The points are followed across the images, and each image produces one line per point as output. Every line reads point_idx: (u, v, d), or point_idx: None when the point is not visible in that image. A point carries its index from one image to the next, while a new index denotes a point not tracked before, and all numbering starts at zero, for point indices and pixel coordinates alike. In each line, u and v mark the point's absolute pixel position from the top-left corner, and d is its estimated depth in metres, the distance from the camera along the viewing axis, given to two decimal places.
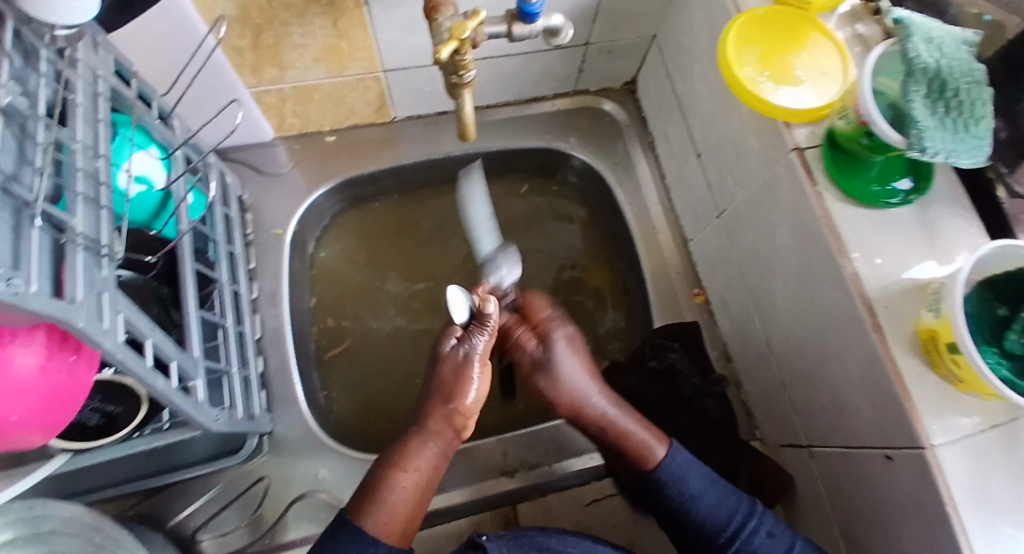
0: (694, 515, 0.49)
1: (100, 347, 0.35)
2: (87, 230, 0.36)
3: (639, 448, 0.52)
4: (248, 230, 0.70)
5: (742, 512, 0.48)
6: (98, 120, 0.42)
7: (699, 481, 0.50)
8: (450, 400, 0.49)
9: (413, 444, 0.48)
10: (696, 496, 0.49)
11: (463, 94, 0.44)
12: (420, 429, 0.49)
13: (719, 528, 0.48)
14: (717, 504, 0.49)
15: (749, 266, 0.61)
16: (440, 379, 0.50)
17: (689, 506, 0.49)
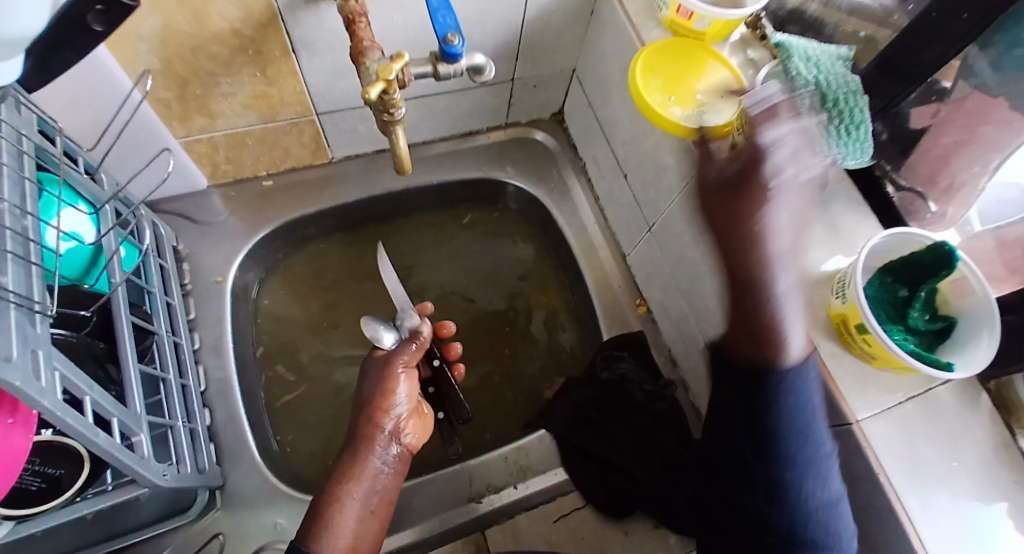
0: (787, 413, 0.41)
1: (39, 406, 0.35)
2: (18, 288, 0.37)
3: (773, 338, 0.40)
4: (185, 281, 0.69)
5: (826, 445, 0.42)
6: (25, 177, 0.41)
7: (809, 404, 0.42)
8: (377, 407, 0.50)
9: (354, 456, 0.48)
10: (800, 411, 0.41)
11: (395, 131, 0.46)
12: (356, 440, 0.49)
13: (795, 438, 0.41)
14: (812, 424, 0.42)
15: (682, 273, 0.65)
16: (368, 390, 0.51)
17: (788, 411, 0.41)
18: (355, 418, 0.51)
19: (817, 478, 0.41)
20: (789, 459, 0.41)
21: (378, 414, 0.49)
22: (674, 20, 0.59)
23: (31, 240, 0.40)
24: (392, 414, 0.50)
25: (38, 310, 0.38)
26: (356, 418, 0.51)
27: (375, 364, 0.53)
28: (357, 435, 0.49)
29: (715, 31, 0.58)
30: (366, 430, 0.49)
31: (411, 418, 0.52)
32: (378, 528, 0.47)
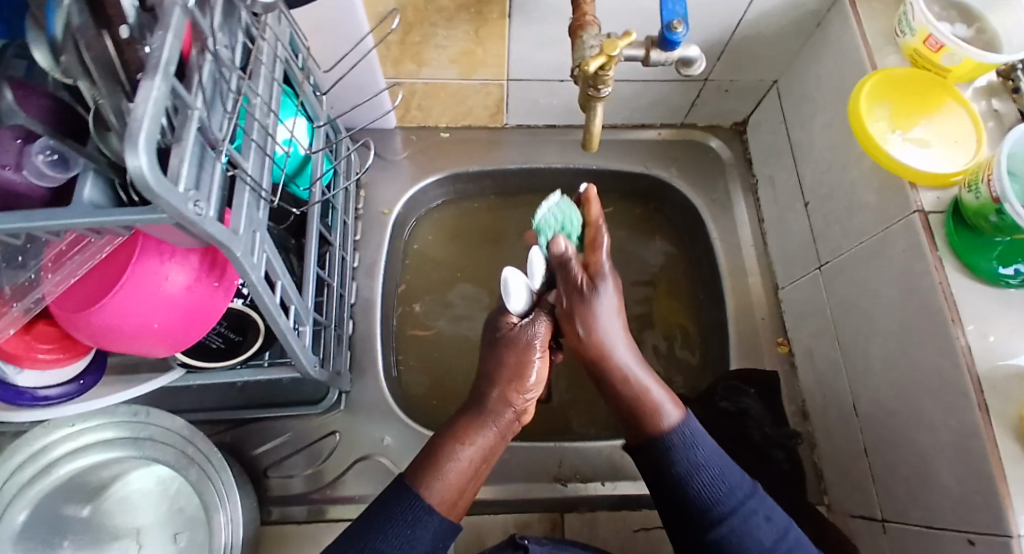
0: (696, 484, 0.47)
1: (248, 278, 0.41)
2: (253, 173, 0.43)
3: (650, 412, 0.50)
4: (359, 206, 0.76)
5: (744, 490, 0.48)
6: (274, 79, 0.48)
7: (708, 451, 0.49)
8: (510, 382, 0.50)
9: (477, 419, 0.49)
10: (701, 466, 0.48)
11: (596, 107, 0.47)
12: (481, 406, 0.50)
13: (716, 501, 0.47)
14: (721, 477, 0.48)
15: (846, 322, 0.59)
16: (502, 360, 0.51)
17: (693, 473, 0.48)
18: (485, 387, 0.51)
19: (759, 521, 0.46)
20: (715, 516, 0.46)
21: (513, 391, 0.50)
22: (917, 49, 0.52)
23: (269, 136, 0.46)
24: (520, 393, 0.51)
25: (265, 197, 0.44)
26: (482, 384, 0.51)
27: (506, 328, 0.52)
28: (483, 403, 0.50)
29: (965, 69, 0.51)
30: (495, 400, 0.50)
31: (536, 398, 0.52)
32: (474, 491, 0.49)
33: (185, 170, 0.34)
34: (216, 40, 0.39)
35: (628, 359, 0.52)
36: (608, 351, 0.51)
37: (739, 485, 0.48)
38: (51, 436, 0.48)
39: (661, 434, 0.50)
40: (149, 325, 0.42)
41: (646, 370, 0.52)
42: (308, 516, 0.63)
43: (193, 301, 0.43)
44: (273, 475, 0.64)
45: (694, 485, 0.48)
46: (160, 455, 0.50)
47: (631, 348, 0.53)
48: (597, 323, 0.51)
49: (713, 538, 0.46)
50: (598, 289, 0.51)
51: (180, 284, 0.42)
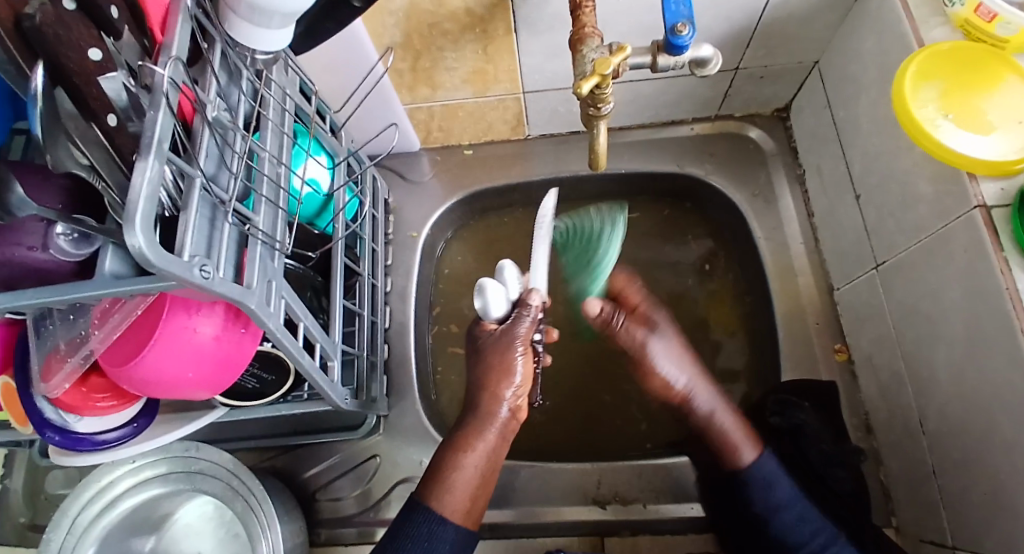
0: (774, 524, 0.53)
1: (266, 327, 0.43)
2: (266, 227, 0.45)
3: (729, 452, 0.55)
4: (389, 230, 0.77)
5: (823, 534, 0.52)
6: (283, 132, 0.49)
7: (786, 490, 0.53)
8: (502, 385, 0.53)
9: (475, 429, 0.52)
10: (781, 507, 0.53)
11: (598, 126, 0.45)
12: (477, 412, 0.53)
13: (803, 543, 0.52)
14: (800, 521, 0.52)
15: (908, 326, 0.53)
16: (490, 365, 0.53)
17: (769, 515, 0.53)
18: (477, 394, 0.54)
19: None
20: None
21: (502, 393, 0.53)
22: (968, 19, 0.46)
23: (280, 188, 0.47)
24: (510, 390, 0.53)
25: (278, 247, 0.46)
26: (476, 388, 0.54)
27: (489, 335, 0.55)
28: (477, 409, 0.53)
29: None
30: (488, 405, 0.53)
31: (523, 393, 0.54)
32: (485, 496, 0.52)
33: (191, 237, 0.36)
34: (214, 106, 0.41)
35: (705, 402, 0.58)
36: (682, 392, 0.59)
37: (820, 527, 0.52)
38: (117, 472, 0.56)
39: (739, 470, 0.55)
40: (185, 375, 0.46)
41: (727, 409, 0.57)
42: (359, 537, 0.66)
43: (221, 349, 0.46)
44: (323, 498, 0.68)
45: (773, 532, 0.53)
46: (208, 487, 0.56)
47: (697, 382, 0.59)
48: (661, 363, 0.59)
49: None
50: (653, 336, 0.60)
51: (208, 334, 0.45)
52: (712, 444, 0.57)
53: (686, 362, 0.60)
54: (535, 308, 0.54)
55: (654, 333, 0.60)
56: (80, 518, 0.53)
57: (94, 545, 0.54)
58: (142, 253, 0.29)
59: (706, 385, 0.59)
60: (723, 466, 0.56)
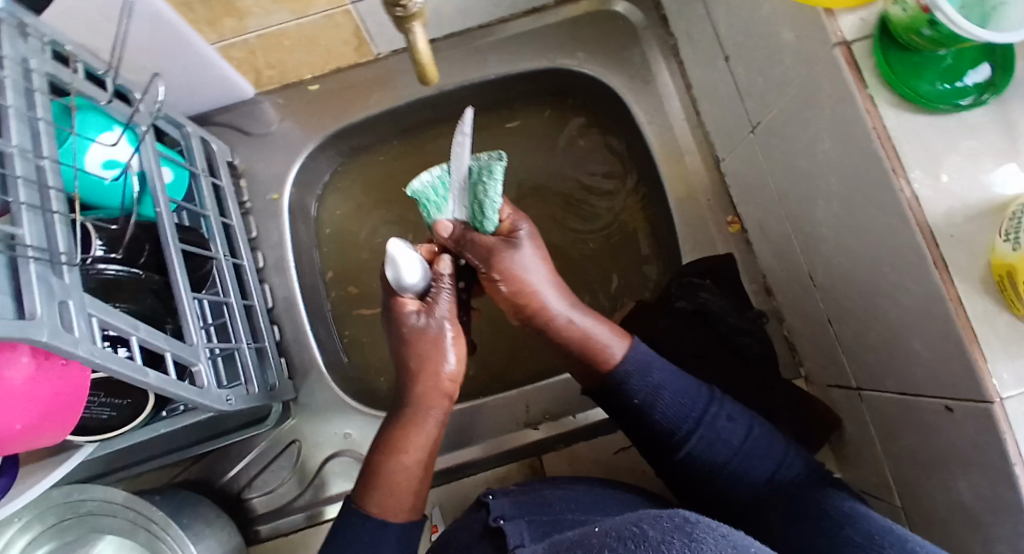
0: (658, 409, 0.50)
1: (76, 357, 0.35)
2: (41, 241, 0.36)
3: (595, 349, 0.51)
4: (244, 198, 0.68)
5: (701, 404, 0.51)
6: (36, 118, 0.39)
7: (662, 373, 0.51)
8: (428, 371, 0.49)
9: (410, 425, 0.49)
10: (659, 389, 0.51)
11: (413, 29, 0.37)
12: (410, 401, 0.49)
13: (681, 419, 0.50)
14: (678, 397, 0.51)
15: (790, 188, 0.52)
16: (415, 352, 0.49)
17: (651, 397, 0.50)
18: (407, 381, 0.49)
19: (725, 423, 0.50)
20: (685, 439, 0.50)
21: (432, 381, 0.49)
22: None
23: (47, 187, 0.37)
24: (438, 375, 0.49)
25: (65, 260, 0.37)
26: (402, 379, 0.50)
27: (411, 319, 0.48)
28: (409, 402, 0.49)
29: None
30: (418, 396, 0.49)
31: (459, 375, 0.51)
32: (429, 483, 0.50)
33: None
34: None
35: (563, 306, 0.50)
36: (544, 304, 0.50)
37: (697, 396, 0.51)
38: (7, 535, 0.52)
39: (613, 367, 0.51)
40: (10, 429, 0.38)
41: (584, 311, 0.51)
42: (306, 521, 0.63)
43: (43, 389, 0.39)
44: (253, 496, 0.64)
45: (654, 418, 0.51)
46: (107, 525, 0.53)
47: (558, 293, 0.50)
48: (524, 278, 0.49)
49: (685, 453, 0.50)
50: (513, 250, 0.49)
51: (19, 378, 0.38)
52: (576, 347, 0.51)
53: (549, 272, 0.50)
54: (448, 275, 0.49)
55: (523, 244, 0.49)
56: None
57: None
58: None
59: (566, 293, 0.51)
60: (598, 371, 0.51)
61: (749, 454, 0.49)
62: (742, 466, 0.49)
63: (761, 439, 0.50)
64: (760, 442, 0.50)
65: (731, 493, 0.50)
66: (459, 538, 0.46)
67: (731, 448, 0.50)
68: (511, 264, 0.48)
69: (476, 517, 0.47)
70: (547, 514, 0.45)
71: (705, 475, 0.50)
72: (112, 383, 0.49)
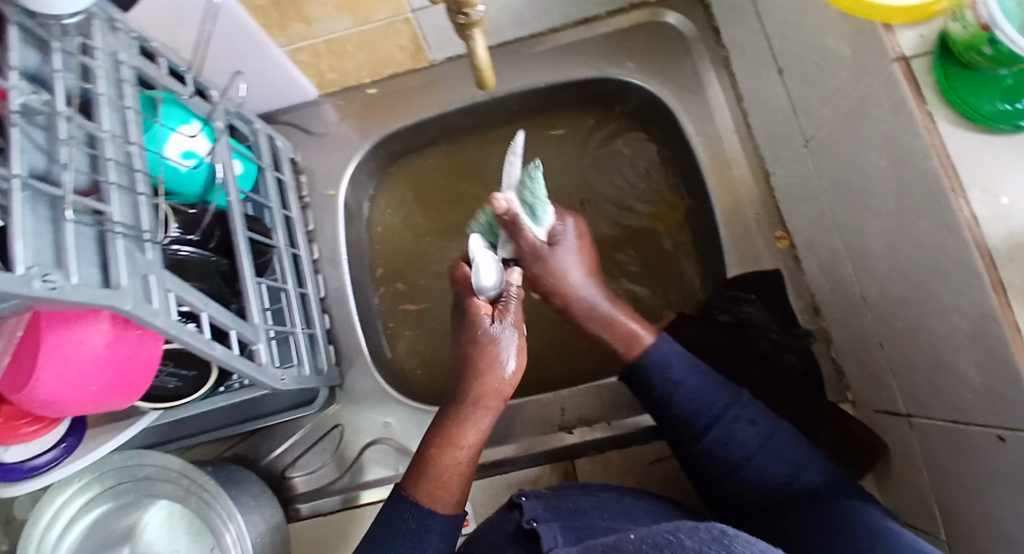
0: (676, 402, 0.54)
1: (154, 326, 0.39)
2: (127, 219, 0.39)
3: (625, 336, 0.56)
4: (304, 193, 0.72)
5: (721, 404, 0.54)
6: (125, 106, 0.43)
7: (682, 370, 0.55)
8: (487, 373, 0.51)
9: (464, 422, 0.51)
10: (678, 384, 0.54)
11: (474, 36, 0.39)
12: (466, 398, 0.51)
13: (699, 413, 0.53)
14: (696, 393, 0.54)
15: (843, 204, 0.51)
16: (475, 354, 0.51)
17: (670, 391, 0.54)
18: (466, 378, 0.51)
19: (744, 425, 0.53)
20: (703, 435, 0.53)
21: (488, 383, 0.51)
22: None
23: (134, 170, 0.41)
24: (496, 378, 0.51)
25: (149, 237, 0.41)
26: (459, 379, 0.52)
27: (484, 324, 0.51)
28: (464, 401, 0.51)
29: None
30: (474, 396, 0.51)
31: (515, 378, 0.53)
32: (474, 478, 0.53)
33: (23, 244, 0.31)
34: (19, 90, 0.35)
35: (595, 295, 0.58)
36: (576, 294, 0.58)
37: (719, 396, 0.54)
38: (67, 493, 0.58)
39: (636, 355, 0.56)
40: (87, 390, 0.43)
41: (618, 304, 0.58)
42: (342, 504, 0.66)
43: (118, 357, 0.43)
44: (296, 474, 0.67)
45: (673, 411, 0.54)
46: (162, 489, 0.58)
47: (591, 286, 0.58)
48: (560, 272, 0.57)
49: (700, 448, 0.53)
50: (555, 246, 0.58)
51: (98, 345, 0.42)
52: (606, 334, 0.57)
53: (584, 267, 0.59)
54: (517, 285, 0.53)
55: (563, 242, 0.58)
56: (44, 539, 0.56)
57: None
58: None
59: (600, 286, 0.59)
60: (626, 358, 0.57)
61: (761, 459, 0.52)
62: (756, 467, 0.51)
63: (779, 445, 0.52)
64: (774, 451, 0.51)
65: (742, 492, 0.52)
66: (492, 538, 0.47)
67: (746, 450, 0.52)
68: (550, 257, 0.57)
69: (508, 517, 0.48)
70: (578, 520, 0.46)
71: (719, 471, 0.53)
72: (181, 355, 0.52)
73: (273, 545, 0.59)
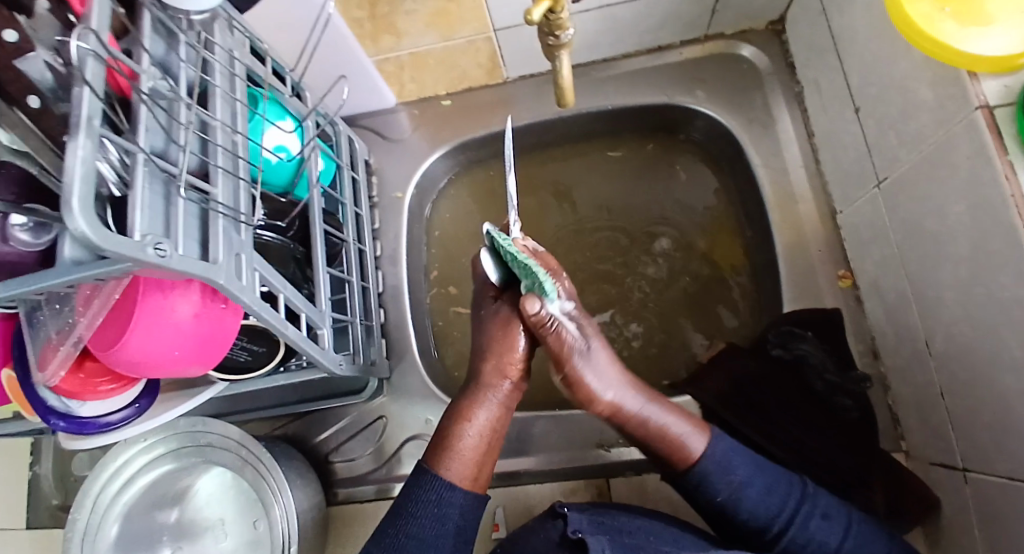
0: (745, 507, 0.50)
1: (241, 302, 0.43)
2: (227, 200, 0.43)
3: (675, 447, 0.51)
4: (373, 193, 0.76)
5: (792, 501, 0.50)
6: (234, 99, 0.47)
7: (745, 467, 0.51)
8: (501, 352, 0.52)
9: (477, 398, 0.52)
10: (744, 484, 0.51)
11: (560, 56, 0.41)
12: (477, 381, 0.53)
13: (771, 517, 0.50)
14: (764, 492, 0.51)
15: (913, 247, 0.50)
16: (491, 336, 0.53)
17: (737, 492, 0.50)
18: (478, 362, 0.54)
19: (821, 521, 0.50)
20: (782, 537, 0.50)
21: (502, 362, 0.52)
22: None
23: (237, 157, 0.45)
24: (509, 357, 0.52)
25: (243, 219, 0.44)
26: (477, 358, 0.54)
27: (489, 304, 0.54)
28: (479, 379, 0.53)
29: None
30: (488, 373, 0.53)
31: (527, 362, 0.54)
32: (492, 460, 0.53)
33: (141, 215, 0.35)
34: (150, 76, 0.39)
35: (638, 404, 0.52)
36: (616, 404, 0.51)
37: (788, 492, 0.51)
38: (132, 452, 0.61)
39: (692, 466, 0.51)
40: (170, 354, 0.46)
41: (662, 407, 0.52)
42: (376, 494, 0.69)
43: (203, 326, 0.47)
44: (338, 460, 0.70)
45: (743, 516, 0.50)
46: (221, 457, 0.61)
47: (632, 391, 0.52)
48: (594, 388, 0.51)
49: (780, 551, 0.50)
50: (582, 359, 0.50)
51: (187, 313, 0.46)
52: (655, 445, 0.52)
53: (618, 373, 0.52)
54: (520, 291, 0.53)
55: (591, 352, 0.50)
56: (102, 495, 0.59)
57: (117, 521, 0.60)
58: (83, 235, 0.28)
59: (637, 388, 0.53)
60: (674, 466, 0.52)
61: None
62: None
63: (860, 535, 0.49)
64: (860, 541, 0.49)
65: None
66: (534, 544, 0.48)
67: (831, 549, 0.49)
68: (580, 374, 0.50)
69: (554, 526, 0.49)
70: (626, 539, 0.46)
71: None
72: (254, 331, 0.57)
73: (314, 525, 0.62)
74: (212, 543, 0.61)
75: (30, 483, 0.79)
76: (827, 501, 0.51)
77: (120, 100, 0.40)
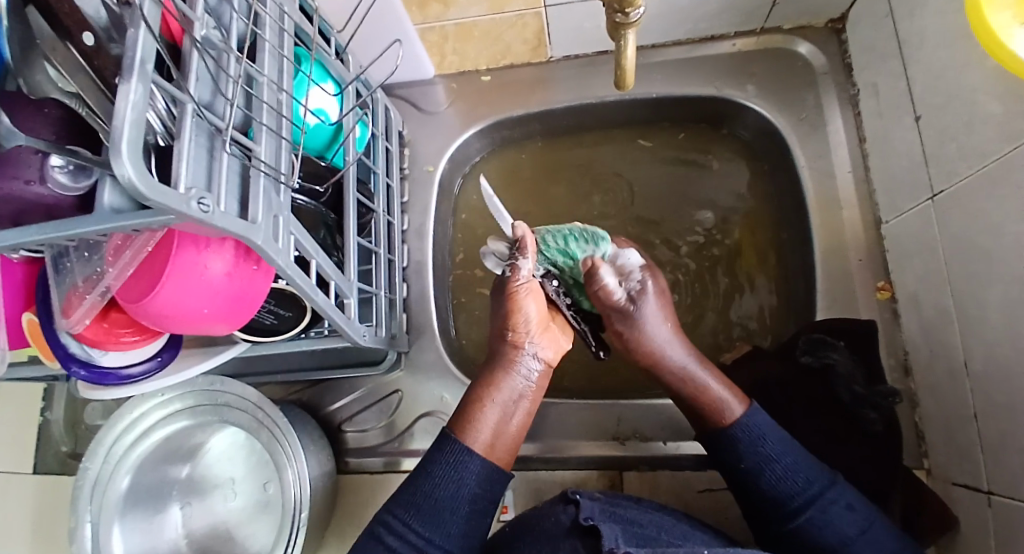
0: (766, 477, 0.51)
1: (275, 263, 0.42)
2: (269, 159, 0.42)
3: (718, 406, 0.54)
4: (404, 165, 0.75)
5: (819, 484, 0.50)
6: (282, 55, 0.45)
7: (776, 444, 0.52)
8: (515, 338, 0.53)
9: (497, 372, 0.53)
10: (774, 459, 0.51)
11: (626, 35, 0.40)
12: (498, 355, 0.54)
13: (794, 492, 0.50)
14: (795, 471, 0.51)
15: (960, 264, 0.49)
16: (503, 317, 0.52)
17: (764, 465, 0.51)
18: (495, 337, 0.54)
19: (842, 510, 0.49)
20: (795, 512, 0.50)
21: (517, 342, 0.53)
22: None
23: (281, 116, 0.44)
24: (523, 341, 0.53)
25: (284, 180, 0.43)
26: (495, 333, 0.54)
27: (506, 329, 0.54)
28: (499, 353, 0.54)
29: None
30: (508, 349, 0.53)
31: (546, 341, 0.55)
32: (516, 437, 0.53)
33: (187, 168, 0.34)
34: (203, 24, 0.37)
35: (682, 358, 0.55)
36: (661, 354, 0.55)
37: (815, 476, 0.51)
38: (147, 405, 0.60)
39: (728, 425, 0.53)
40: (199, 311, 0.45)
41: (705, 366, 0.55)
42: (385, 466, 0.69)
43: (233, 286, 0.46)
44: (349, 430, 0.70)
45: (757, 481, 0.51)
46: (237, 418, 0.61)
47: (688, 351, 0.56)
48: (646, 335, 0.55)
49: (791, 527, 0.50)
50: (640, 308, 0.55)
51: (219, 271, 0.45)
52: (695, 399, 0.55)
53: (669, 326, 0.56)
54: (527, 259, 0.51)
55: (648, 296, 0.56)
56: (117, 446, 0.58)
57: (129, 474, 0.59)
58: (130, 181, 0.27)
59: (688, 348, 0.56)
60: (710, 424, 0.54)
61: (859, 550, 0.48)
62: None
63: (876, 534, 0.48)
64: (875, 542, 0.48)
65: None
66: (544, 527, 0.48)
67: (844, 536, 0.48)
68: (635, 316, 0.55)
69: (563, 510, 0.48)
70: (637, 530, 0.45)
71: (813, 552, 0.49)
72: (280, 295, 0.57)
73: (323, 490, 0.62)
74: (220, 501, 0.64)
75: (40, 427, 0.80)
76: (851, 494, 0.50)
77: (171, 46, 0.39)
